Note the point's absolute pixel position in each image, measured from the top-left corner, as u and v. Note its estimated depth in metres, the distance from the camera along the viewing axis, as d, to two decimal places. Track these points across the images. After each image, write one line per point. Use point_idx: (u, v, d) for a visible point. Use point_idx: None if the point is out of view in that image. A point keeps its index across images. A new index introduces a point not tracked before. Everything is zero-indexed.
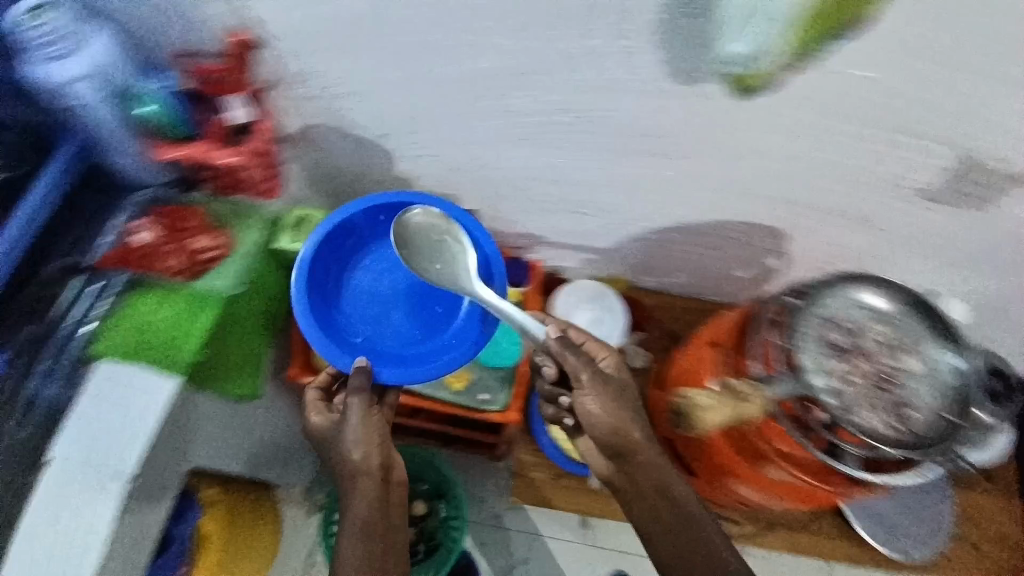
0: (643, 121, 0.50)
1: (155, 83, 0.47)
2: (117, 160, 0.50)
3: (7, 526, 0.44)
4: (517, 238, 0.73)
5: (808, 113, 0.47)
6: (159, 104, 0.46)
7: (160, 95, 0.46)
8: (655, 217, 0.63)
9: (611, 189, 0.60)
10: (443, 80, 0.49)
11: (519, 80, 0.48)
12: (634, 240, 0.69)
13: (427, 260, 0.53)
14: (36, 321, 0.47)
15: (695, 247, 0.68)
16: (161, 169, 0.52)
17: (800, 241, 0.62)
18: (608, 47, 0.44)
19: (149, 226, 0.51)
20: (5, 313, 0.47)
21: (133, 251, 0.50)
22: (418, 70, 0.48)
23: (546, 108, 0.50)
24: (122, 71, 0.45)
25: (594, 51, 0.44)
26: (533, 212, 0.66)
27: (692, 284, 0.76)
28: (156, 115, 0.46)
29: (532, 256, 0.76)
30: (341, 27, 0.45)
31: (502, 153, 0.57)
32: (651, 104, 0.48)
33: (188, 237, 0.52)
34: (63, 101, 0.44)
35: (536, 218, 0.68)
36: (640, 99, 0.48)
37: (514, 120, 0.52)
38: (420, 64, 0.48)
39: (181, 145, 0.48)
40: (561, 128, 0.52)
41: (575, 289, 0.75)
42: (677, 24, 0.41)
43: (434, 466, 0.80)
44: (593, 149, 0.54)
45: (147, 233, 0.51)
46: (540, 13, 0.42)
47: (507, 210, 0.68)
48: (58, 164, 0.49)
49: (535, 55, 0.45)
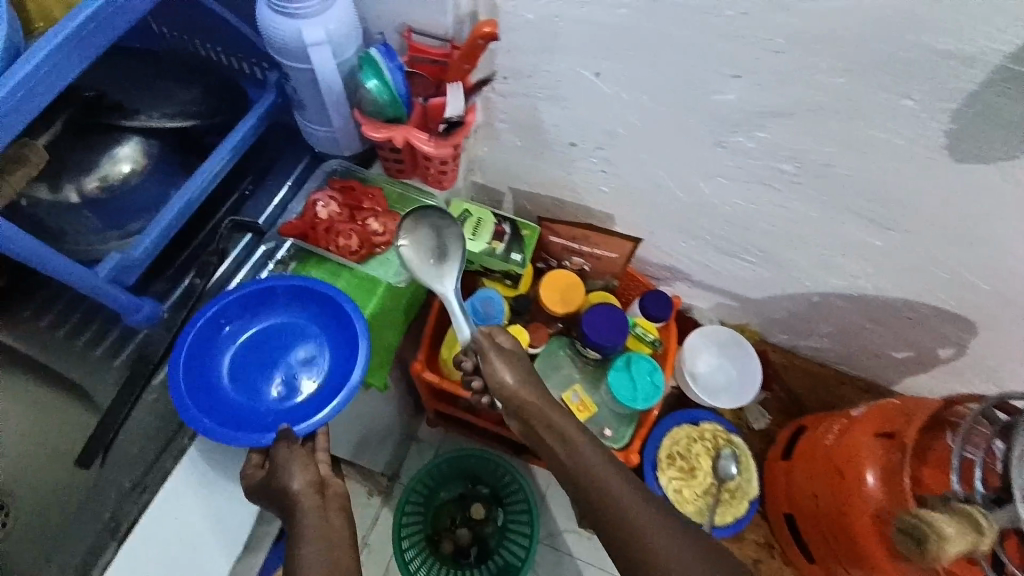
0: (879, 187, 0.46)
1: (382, 59, 0.44)
2: (318, 128, 0.51)
3: (135, 491, 0.44)
4: (660, 270, 0.69)
5: None
6: (383, 82, 0.44)
7: (386, 74, 0.44)
8: (832, 282, 0.59)
9: (800, 245, 0.55)
10: (670, 105, 0.45)
11: (759, 120, 0.43)
12: (792, 298, 0.64)
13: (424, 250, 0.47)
14: (202, 276, 0.51)
15: (860, 319, 0.63)
16: (350, 143, 0.52)
17: (991, 337, 0.57)
18: (886, 105, 0.39)
19: (332, 200, 0.52)
20: (184, 260, 0.51)
21: (317, 224, 0.51)
22: (648, 91, 0.44)
23: (773, 154, 0.46)
24: (354, 44, 0.44)
25: (875, 108, 0.39)
26: (695, 250, 0.62)
27: (834, 352, 0.71)
28: (377, 93, 0.44)
29: (668, 289, 0.72)
30: (581, 33, 0.42)
31: (694, 188, 0.53)
32: (899, 172, 0.44)
33: (365, 216, 0.52)
34: (294, 63, 0.44)
35: (694, 256, 0.64)
36: (895, 165, 0.43)
37: (729, 158, 0.48)
38: (652, 85, 0.44)
39: (390, 125, 0.46)
40: (778, 176, 0.48)
41: (706, 334, 0.71)
42: (993, 101, 0.36)
43: (493, 471, 0.76)
44: (805, 203, 0.50)
45: (328, 208, 0.52)
46: (825, 58, 0.37)
47: (665, 243, 0.63)
48: (250, 126, 0.49)
49: (792, 99, 0.41)
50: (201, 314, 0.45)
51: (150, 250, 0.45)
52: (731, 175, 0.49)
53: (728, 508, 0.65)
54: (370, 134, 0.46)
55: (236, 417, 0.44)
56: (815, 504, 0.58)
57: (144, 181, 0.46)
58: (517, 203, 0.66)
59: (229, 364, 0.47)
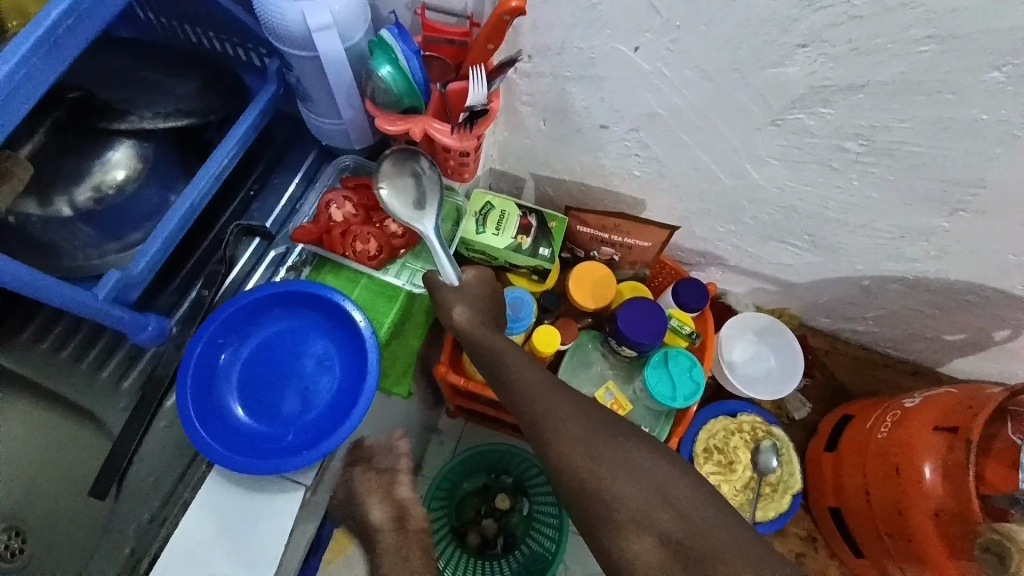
0: (952, 164, 0.42)
1: (397, 42, 0.39)
2: (324, 121, 0.46)
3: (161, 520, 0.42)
4: (694, 256, 0.65)
5: None
6: (398, 68, 0.39)
7: (401, 59, 0.39)
8: (885, 265, 0.55)
9: (854, 227, 0.51)
10: (723, 81, 0.41)
11: (820, 95, 0.39)
12: (838, 282, 0.60)
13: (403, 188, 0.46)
14: (210, 288, 0.47)
15: (912, 302, 0.59)
16: (362, 138, 0.47)
17: None
18: (971, 76, 0.35)
19: (347, 200, 0.48)
20: (188, 271, 0.47)
21: (331, 227, 0.47)
22: (700, 67, 0.40)
23: (836, 131, 0.42)
24: (362, 26, 0.40)
25: (958, 78, 0.36)
26: (734, 235, 0.58)
27: (878, 335, 0.67)
28: (391, 81, 0.40)
29: (701, 275, 0.68)
30: (625, 5, 0.37)
31: (740, 170, 0.49)
32: (978, 148, 0.40)
33: (382, 217, 0.48)
34: (297, 51, 0.39)
35: (733, 241, 0.60)
36: (976, 140, 0.39)
37: (785, 138, 0.44)
38: (705, 60, 0.40)
39: (407, 117, 0.42)
40: (838, 155, 0.44)
41: (742, 321, 0.67)
42: None
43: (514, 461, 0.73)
44: (864, 183, 0.46)
45: (343, 209, 0.47)
46: (910, 24, 0.33)
47: (703, 228, 0.59)
48: (255, 121, 0.45)
49: (864, 69, 0.37)
50: (195, 343, 0.41)
51: (154, 264, 0.42)
52: (784, 154, 0.45)
53: (770, 503, 0.62)
54: (385, 127, 0.41)
55: (251, 446, 0.41)
56: (867, 502, 0.55)
57: (142, 186, 0.42)
58: (541, 191, 0.61)
59: (233, 391, 0.43)
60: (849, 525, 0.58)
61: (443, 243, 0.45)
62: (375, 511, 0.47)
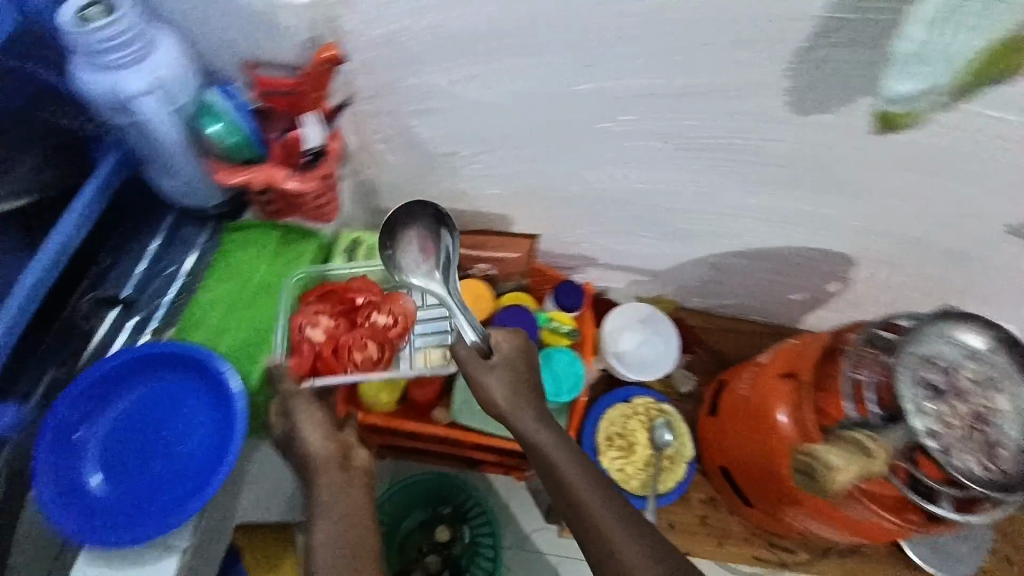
0: (742, 149, 0.48)
1: (223, 98, 0.42)
2: (168, 181, 0.47)
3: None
4: (568, 260, 0.70)
5: (929, 151, 0.45)
6: (227, 122, 0.42)
7: (229, 113, 0.42)
8: (722, 242, 0.62)
9: (686, 212, 0.57)
10: (537, 97, 0.45)
11: (619, 103, 0.45)
12: (692, 263, 0.67)
13: (405, 254, 0.50)
14: (58, 365, 0.44)
15: (756, 271, 0.67)
16: (213, 193, 0.49)
17: (868, 270, 0.62)
18: (735, 74, 0.41)
19: (320, 316, 0.51)
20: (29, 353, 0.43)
21: (322, 350, 0.51)
22: (512, 89, 0.45)
23: (642, 133, 0.47)
24: (188, 87, 0.42)
25: (729, 77, 0.41)
26: (594, 235, 0.63)
27: (741, 306, 0.74)
28: (222, 134, 0.42)
29: (580, 276, 0.73)
30: (428, 40, 0.42)
31: (577, 175, 0.54)
32: (761, 132, 0.46)
33: (362, 316, 0.53)
34: (123, 116, 0.41)
35: (595, 241, 0.65)
36: (757, 125, 0.45)
37: (604, 143, 0.49)
38: (513, 81, 0.44)
39: (246, 166, 0.43)
40: (650, 152, 0.49)
41: (623, 312, 0.72)
42: (826, 56, 0.39)
43: (452, 488, 0.72)
44: (679, 173, 0.52)
45: (321, 327, 0.51)
46: (671, 35, 0.39)
47: (566, 233, 0.64)
48: (93, 188, 0.44)
49: (650, 74, 0.42)
50: (43, 426, 0.40)
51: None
52: (608, 160, 0.51)
53: (669, 475, 0.67)
54: (227, 180, 0.43)
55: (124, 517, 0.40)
56: (746, 455, 0.61)
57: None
58: None
59: (93, 463, 0.42)
60: (736, 479, 0.64)
61: (456, 300, 0.48)
62: (313, 440, 0.45)
